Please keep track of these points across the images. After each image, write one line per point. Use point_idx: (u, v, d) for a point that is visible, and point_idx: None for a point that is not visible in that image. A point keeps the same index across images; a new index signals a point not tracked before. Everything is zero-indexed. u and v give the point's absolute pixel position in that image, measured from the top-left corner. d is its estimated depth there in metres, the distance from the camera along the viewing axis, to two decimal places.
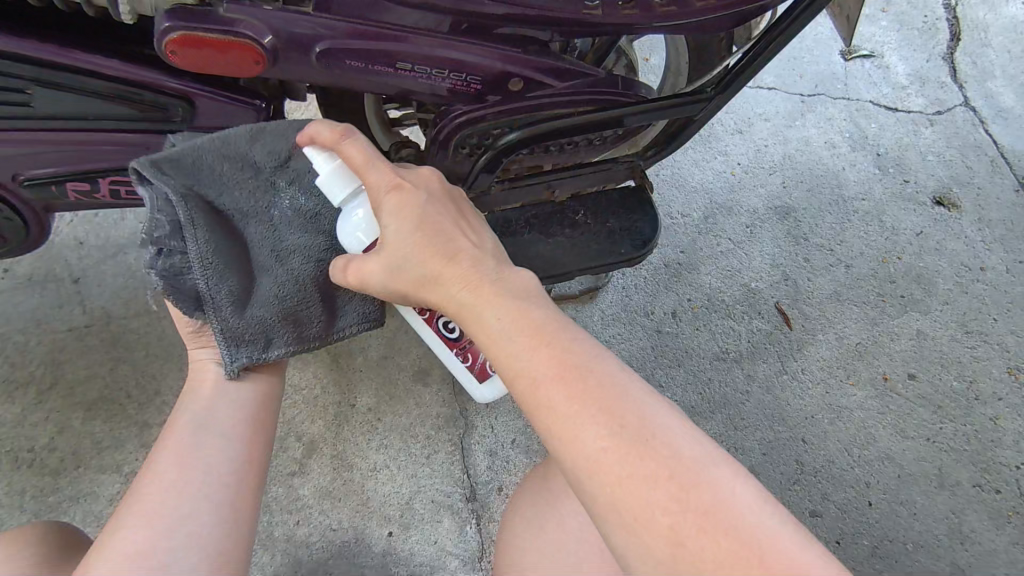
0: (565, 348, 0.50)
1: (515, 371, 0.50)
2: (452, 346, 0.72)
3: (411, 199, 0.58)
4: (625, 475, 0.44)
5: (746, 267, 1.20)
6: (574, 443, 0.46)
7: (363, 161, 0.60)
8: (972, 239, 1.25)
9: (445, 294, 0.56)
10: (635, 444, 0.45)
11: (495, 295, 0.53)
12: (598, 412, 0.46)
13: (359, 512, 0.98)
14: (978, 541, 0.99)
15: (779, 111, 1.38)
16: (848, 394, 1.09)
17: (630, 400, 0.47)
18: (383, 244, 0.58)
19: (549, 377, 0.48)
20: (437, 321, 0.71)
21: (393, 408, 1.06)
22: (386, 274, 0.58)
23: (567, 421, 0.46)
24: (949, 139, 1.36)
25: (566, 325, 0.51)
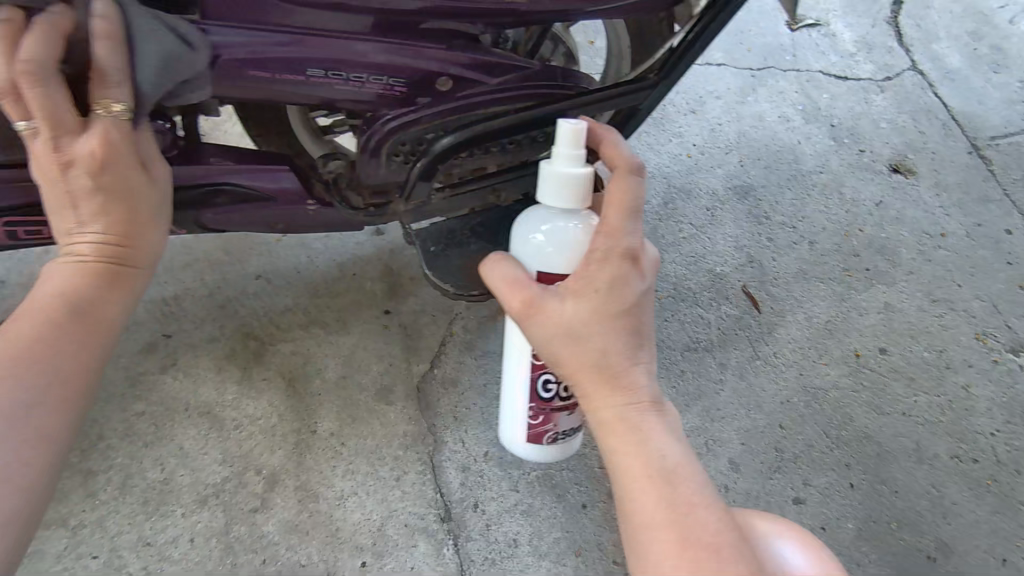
0: (658, 446, 0.58)
1: (627, 478, 0.57)
2: (533, 401, 0.74)
3: (632, 277, 0.59)
4: (667, 561, 0.54)
5: (712, 251, 1.18)
6: (659, 555, 0.54)
7: (614, 210, 0.60)
8: (931, 205, 1.24)
9: (603, 361, 0.59)
10: (692, 541, 0.54)
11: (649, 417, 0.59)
12: (665, 500, 0.56)
13: (329, 545, 0.93)
14: (959, 513, 0.98)
15: (730, 87, 1.36)
16: (821, 374, 1.08)
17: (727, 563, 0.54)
18: (575, 302, 0.59)
19: (660, 502, 0.56)
20: (541, 379, 0.72)
21: (356, 431, 1.00)
22: (560, 322, 0.59)
23: (642, 488, 0.57)
24: (900, 105, 1.36)
25: (694, 482, 0.57)
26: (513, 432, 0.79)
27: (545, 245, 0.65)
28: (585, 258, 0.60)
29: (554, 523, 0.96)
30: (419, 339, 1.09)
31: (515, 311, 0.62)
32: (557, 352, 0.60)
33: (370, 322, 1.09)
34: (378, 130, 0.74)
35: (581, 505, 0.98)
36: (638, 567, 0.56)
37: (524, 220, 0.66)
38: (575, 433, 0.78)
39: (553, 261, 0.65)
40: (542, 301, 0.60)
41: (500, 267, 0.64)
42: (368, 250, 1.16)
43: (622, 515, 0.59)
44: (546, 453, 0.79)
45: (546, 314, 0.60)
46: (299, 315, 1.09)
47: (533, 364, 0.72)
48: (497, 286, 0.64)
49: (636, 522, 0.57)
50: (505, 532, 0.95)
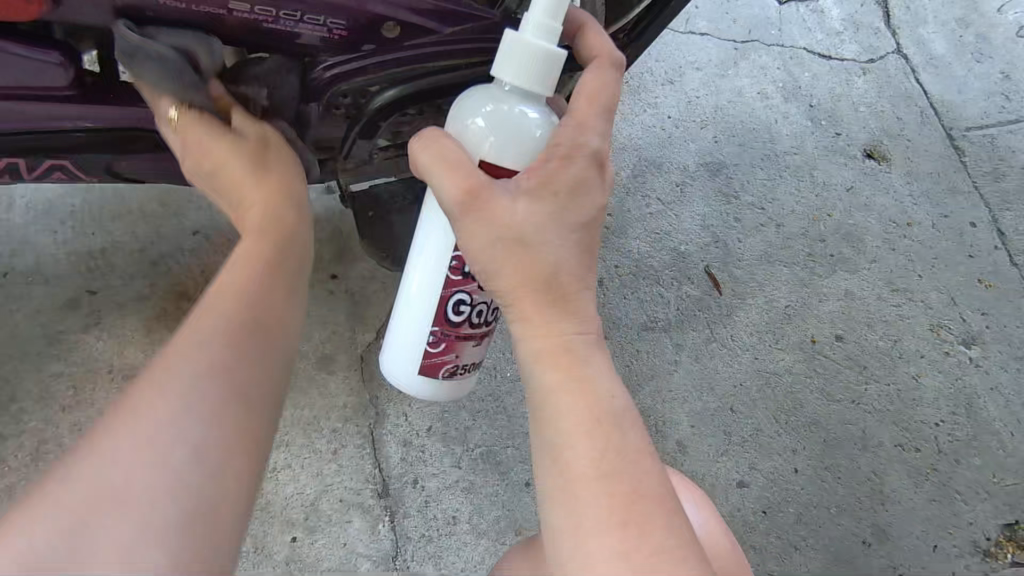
0: (601, 389, 0.51)
1: (559, 414, 0.50)
2: (437, 323, 0.62)
3: (596, 185, 0.54)
4: (599, 524, 0.47)
5: (677, 229, 1.14)
6: (582, 497, 0.48)
7: (589, 105, 0.55)
8: (900, 194, 1.22)
9: (550, 274, 0.52)
10: (637, 497, 0.48)
11: (588, 357, 0.52)
12: (606, 453, 0.49)
13: (258, 518, 0.89)
14: (897, 500, 0.99)
15: (712, 59, 1.29)
16: (776, 359, 1.06)
17: (657, 519, 0.47)
18: (539, 196, 0.52)
19: (592, 446, 0.49)
20: (452, 298, 0.61)
21: (293, 401, 0.95)
22: (507, 221, 0.51)
23: (579, 433, 0.49)
24: (881, 89, 1.32)
25: (631, 429, 0.50)
26: (404, 362, 0.66)
27: (487, 130, 0.55)
28: (547, 154, 0.53)
29: (495, 500, 0.94)
30: (367, 308, 1.03)
31: (452, 199, 0.52)
32: (498, 256, 0.52)
33: (314, 287, 1.02)
34: (318, 78, 0.67)
35: (526, 484, 0.96)
36: (561, 530, 0.49)
37: (471, 100, 0.56)
38: (473, 370, 0.68)
39: (496, 153, 0.55)
40: (484, 189, 0.51)
41: (434, 143, 0.53)
42: (317, 209, 1.08)
43: (546, 470, 0.51)
44: (435, 391, 0.67)
45: (490, 204, 0.51)
46: None
47: (446, 278, 0.60)
48: (426, 163, 0.54)
49: (568, 478, 0.49)
50: (444, 509, 0.93)
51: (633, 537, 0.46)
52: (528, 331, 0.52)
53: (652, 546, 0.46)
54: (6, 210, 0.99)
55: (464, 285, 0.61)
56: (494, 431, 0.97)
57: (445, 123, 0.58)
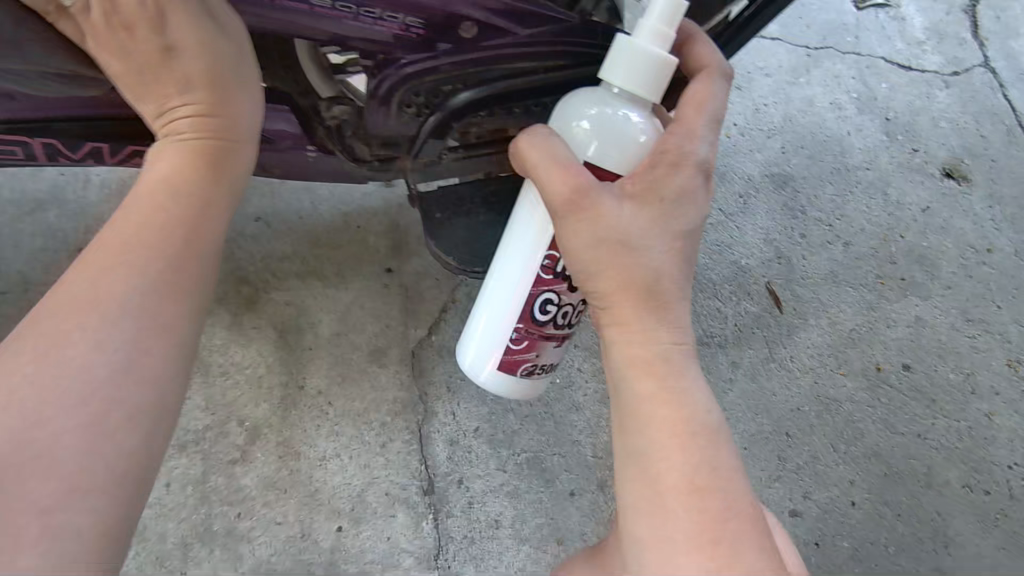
0: (693, 402, 0.50)
1: (650, 423, 0.50)
2: (522, 321, 0.61)
3: (699, 194, 0.53)
4: (681, 539, 0.47)
5: (738, 243, 1.10)
6: (668, 509, 0.48)
7: (696, 112, 0.54)
8: (981, 217, 1.15)
9: (648, 282, 0.51)
10: (724, 514, 0.47)
11: (682, 370, 0.51)
12: (694, 465, 0.48)
13: (306, 505, 0.91)
14: (962, 544, 0.95)
15: (783, 65, 1.24)
16: (837, 384, 1.02)
17: (745, 540, 0.47)
18: (645, 204, 0.51)
19: (682, 461, 0.48)
20: (540, 297, 0.60)
21: (345, 391, 0.97)
22: (613, 224, 0.50)
23: (671, 445, 0.49)
24: (964, 104, 1.24)
25: (722, 445, 0.49)
26: (482, 358, 0.65)
27: (593, 135, 0.53)
28: (654, 161, 0.52)
29: (538, 508, 0.93)
30: (420, 303, 1.03)
31: (557, 198, 0.51)
32: (597, 258, 0.51)
33: (370, 280, 1.03)
34: (387, 76, 0.67)
35: (570, 493, 0.95)
36: (642, 539, 0.48)
37: (577, 102, 0.54)
38: (548, 371, 0.67)
39: (601, 158, 0.53)
40: (591, 192, 0.50)
41: (545, 141, 0.52)
42: (376, 202, 1.08)
43: (629, 477, 0.50)
44: (510, 389, 0.66)
45: (597, 208, 0.50)
46: (296, 264, 1.03)
47: (537, 276, 0.59)
48: (535, 162, 0.52)
49: (653, 487, 0.48)
50: (487, 512, 0.93)
51: (717, 554, 0.46)
52: (622, 335, 0.52)
53: (740, 565, 0.46)
54: (85, 189, 1.03)
55: (553, 284, 0.60)
56: (540, 437, 0.97)
57: (547, 123, 0.56)
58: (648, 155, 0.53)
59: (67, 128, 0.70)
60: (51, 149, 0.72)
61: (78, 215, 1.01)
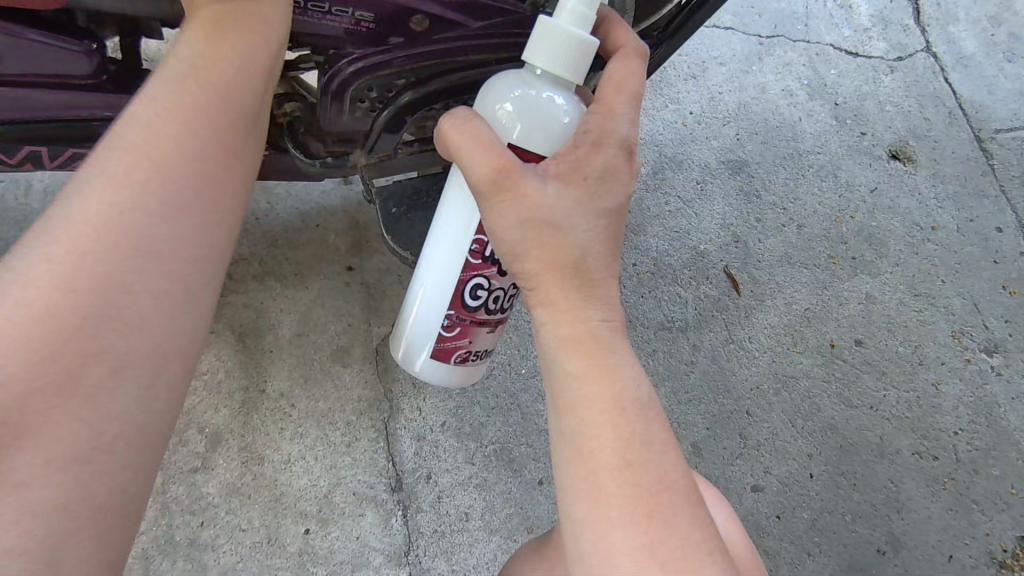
0: (624, 378, 0.49)
1: (582, 400, 0.48)
2: (454, 308, 0.62)
3: (624, 173, 0.53)
4: (615, 515, 0.45)
5: (697, 228, 1.12)
6: (602, 486, 0.46)
7: (617, 93, 0.55)
8: (925, 196, 1.19)
9: (576, 258, 0.50)
10: (659, 488, 0.46)
11: (612, 347, 0.50)
12: (627, 440, 0.47)
13: (272, 509, 0.89)
14: (913, 509, 0.99)
15: (736, 54, 1.26)
16: (794, 362, 1.05)
17: (680, 513, 0.46)
18: (568, 181, 0.50)
19: (615, 435, 0.47)
20: (470, 282, 0.60)
21: (308, 392, 0.95)
22: (539, 203, 0.49)
23: (604, 421, 0.48)
24: (908, 88, 1.29)
25: (655, 420, 0.49)
26: (414, 345, 0.65)
27: (515, 118, 0.54)
28: (576, 141, 0.52)
29: (508, 498, 0.94)
30: (382, 301, 1.02)
31: (481, 177, 0.50)
32: (524, 237, 0.50)
33: (330, 279, 1.02)
34: (343, 71, 0.65)
35: (538, 482, 0.95)
36: (578, 519, 0.46)
37: (502, 84, 0.56)
38: (484, 357, 0.67)
39: (528, 140, 0.55)
40: (511, 172, 0.49)
41: (465, 120, 0.51)
42: (333, 200, 1.07)
43: (564, 456, 0.49)
44: (446, 376, 0.66)
45: (519, 187, 0.49)
46: (253, 265, 1.00)
47: (465, 262, 0.59)
48: (457, 143, 0.52)
49: (588, 465, 0.47)
50: (456, 506, 0.92)
51: (652, 528, 0.45)
52: (551, 312, 0.51)
53: (679, 539, 0.45)
54: (25, 194, 0.98)
55: (483, 269, 0.60)
56: (507, 428, 0.97)
57: (474, 105, 0.57)
58: (570, 137, 0.53)
59: (6, 132, 0.67)
60: None
61: (18, 222, 0.97)
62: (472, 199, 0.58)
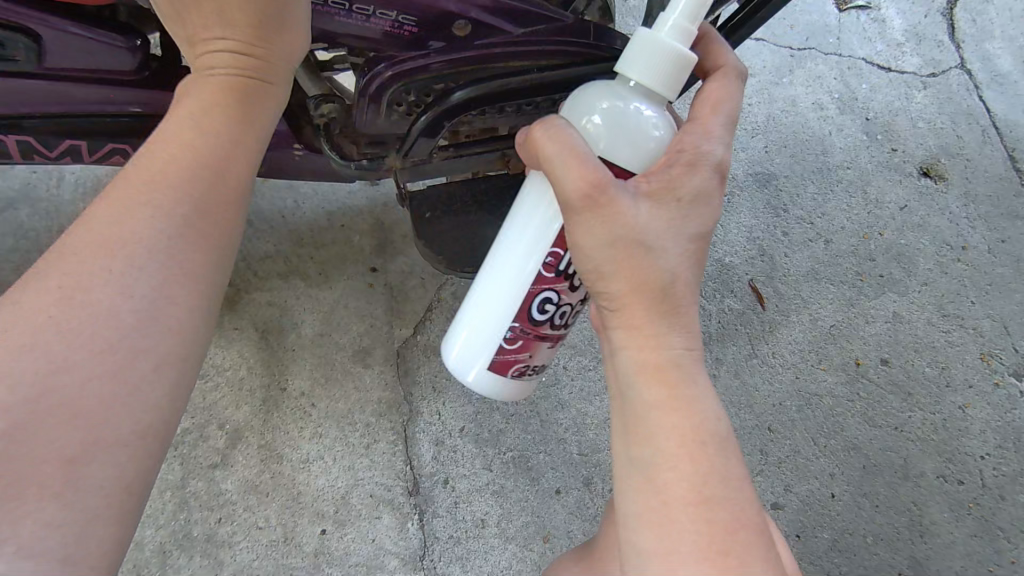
0: (703, 410, 0.49)
1: (656, 430, 0.48)
2: (519, 322, 0.60)
3: (715, 199, 0.52)
4: (687, 553, 0.45)
5: (722, 240, 1.11)
6: (673, 521, 0.46)
7: (712, 114, 0.55)
8: (956, 215, 1.17)
9: (666, 293, 0.49)
10: (735, 526, 0.46)
11: (693, 377, 0.50)
12: (703, 475, 0.47)
13: (289, 508, 0.89)
14: (936, 532, 0.97)
15: (766, 65, 1.25)
16: (818, 380, 1.04)
17: (755, 556, 0.45)
18: (661, 203, 0.50)
19: (691, 470, 0.47)
20: (538, 296, 0.59)
21: (328, 392, 0.95)
22: (633, 223, 0.48)
23: (681, 455, 0.47)
24: (941, 105, 1.27)
25: (732, 457, 0.48)
26: (472, 354, 0.63)
27: (598, 130, 0.52)
28: (671, 160, 0.51)
29: (525, 506, 0.93)
30: (406, 303, 1.02)
31: (573, 192, 0.49)
32: (611, 256, 0.49)
33: (354, 280, 1.02)
34: (378, 72, 0.65)
35: (556, 491, 0.94)
36: (643, 550, 0.47)
37: (595, 94, 0.54)
38: (538, 372, 0.67)
39: (613, 155, 0.52)
40: (604, 188, 0.48)
41: (559, 133, 0.50)
42: (360, 200, 1.07)
43: (633, 485, 0.49)
44: (500, 389, 0.65)
45: (613, 203, 0.48)
46: (278, 263, 1.01)
47: (534, 276, 0.58)
48: (550, 153, 0.50)
49: (661, 496, 0.47)
50: (473, 512, 0.92)
51: (727, 569, 0.44)
52: (636, 337, 0.50)
53: None
54: (57, 186, 0.99)
55: (554, 283, 0.58)
56: (526, 435, 0.96)
57: (559, 112, 0.55)
58: (660, 158, 0.52)
59: (42, 124, 0.67)
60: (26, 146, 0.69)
61: (50, 214, 0.98)
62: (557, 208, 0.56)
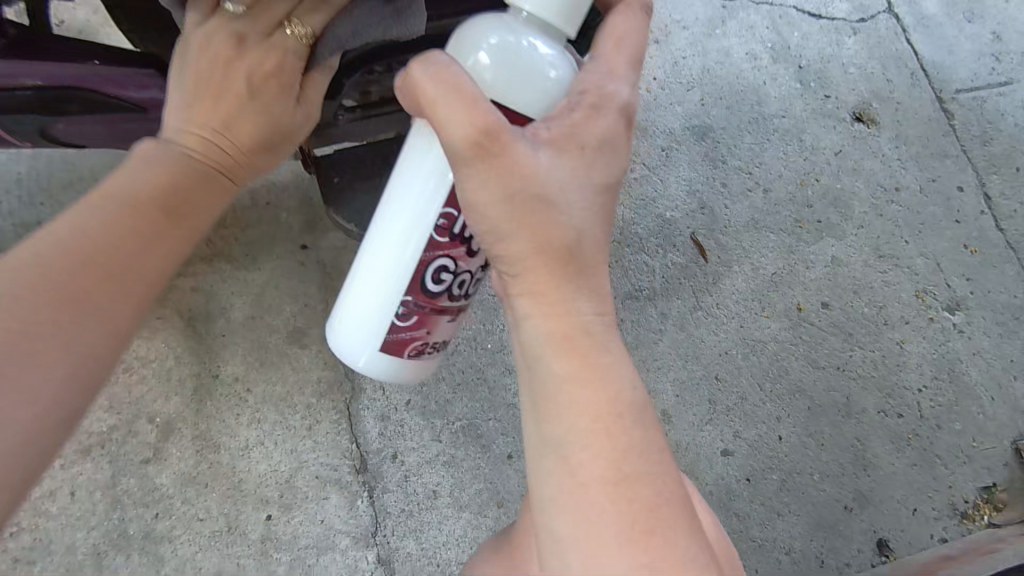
0: (617, 378, 0.48)
1: (571, 410, 0.47)
2: (413, 294, 0.58)
3: (619, 143, 0.51)
4: (608, 536, 0.45)
5: (662, 194, 1.10)
6: (591, 504, 0.46)
7: (615, 51, 0.53)
8: (888, 157, 1.19)
9: (572, 262, 0.48)
10: (657, 501, 0.46)
11: (605, 347, 0.48)
12: (621, 452, 0.46)
13: (231, 497, 0.86)
14: (879, 465, 1.00)
15: (698, 17, 1.24)
16: (762, 327, 1.05)
17: (676, 529, 0.45)
18: (563, 151, 0.48)
19: (607, 450, 0.46)
20: (430, 266, 0.57)
21: (264, 376, 0.91)
22: (532, 174, 0.47)
23: (598, 433, 0.46)
24: (870, 50, 1.28)
25: (649, 427, 0.48)
26: (365, 329, 0.60)
27: (490, 74, 0.50)
28: (570, 104, 0.50)
29: (477, 474, 0.92)
30: (341, 279, 0.98)
31: (461, 140, 0.46)
32: (511, 216, 0.47)
33: (284, 258, 0.97)
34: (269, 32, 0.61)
35: (508, 457, 0.93)
36: (564, 538, 0.46)
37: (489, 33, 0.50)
38: (441, 349, 0.64)
39: (510, 97, 0.50)
40: (490, 130, 0.46)
41: (444, 73, 0.47)
42: (284, 175, 1.01)
43: (550, 470, 0.47)
44: (396, 369, 0.62)
45: (507, 152, 0.46)
46: (200, 246, 0.95)
47: (428, 246, 0.56)
48: (433, 97, 0.47)
49: (578, 479, 0.46)
50: (424, 484, 0.90)
51: (650, 545, 0.45)
52: (544, 304, 0.48)
53: (670, 555, 0.45)
54: None
55: (449, 250, 0.56)
56: (474, 404, 0.95)
57: (448, 49, 0.52)
58: (562, 99, 0.51)
59: None
60: None
61: None
62: (444, 165, 0.53)
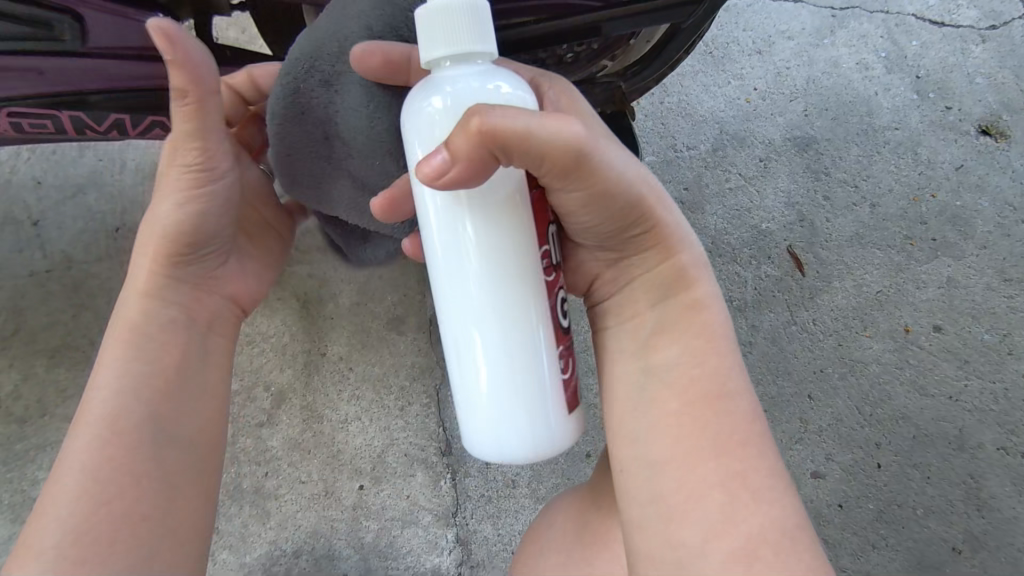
0: (714, 318, 0.56)
1: (663, 343, 0.56)
2: (559, 339, 0.51)
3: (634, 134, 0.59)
4: (702, 449, 0.52)
5: (757, 206, 1.08)
6: (681, 428, 0.53)
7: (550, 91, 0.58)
8: (1019, 174, 1.10)
9: (677, 229, 0.55)
10: (746, 419, 0.53)
11: (702, 291, 0.57)
12: (713, 377, 0.54)
13: (329, 465, 0.94)
14: (997, 508, 0.91)
15: (805, 28, 1.20)
16: (863, 347, 0.99)
17: (756, 446, 0.52)
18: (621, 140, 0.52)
19: (696, 378, 0.54)
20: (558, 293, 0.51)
21: (365, 357, 0.99)
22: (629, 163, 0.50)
23: (697, 358, 0.55)
24: (1003, 58, 1.18)
25: (735, 360, 0.55)
26: (527, 411, 0.48)
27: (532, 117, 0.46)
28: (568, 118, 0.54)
29: (554, 469, 0.94)
30: None
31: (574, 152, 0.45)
32: (639, 201, 0.51)
33: None
34: None
35: (586, 455, 0.95)
36: (661, 457, 0.53)
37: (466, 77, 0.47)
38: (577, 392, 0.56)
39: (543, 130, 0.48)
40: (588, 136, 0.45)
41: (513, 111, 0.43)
42: None
43: (651, 399, 0.55)
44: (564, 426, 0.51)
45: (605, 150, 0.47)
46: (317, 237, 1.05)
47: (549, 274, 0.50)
48: (524, 127, 0.43)
49: (669, 406, 0.54)
50: (504, 473, 0.94)
51: (742, 454, 0.51)
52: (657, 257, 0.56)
53: (751, 463, 0.51)
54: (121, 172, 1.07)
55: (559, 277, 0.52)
56: None
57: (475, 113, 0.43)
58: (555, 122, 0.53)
59: (102, 101, 0.73)
60: (79, 122, 0.75)
61: (115, 198, 1.06)
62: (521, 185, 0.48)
